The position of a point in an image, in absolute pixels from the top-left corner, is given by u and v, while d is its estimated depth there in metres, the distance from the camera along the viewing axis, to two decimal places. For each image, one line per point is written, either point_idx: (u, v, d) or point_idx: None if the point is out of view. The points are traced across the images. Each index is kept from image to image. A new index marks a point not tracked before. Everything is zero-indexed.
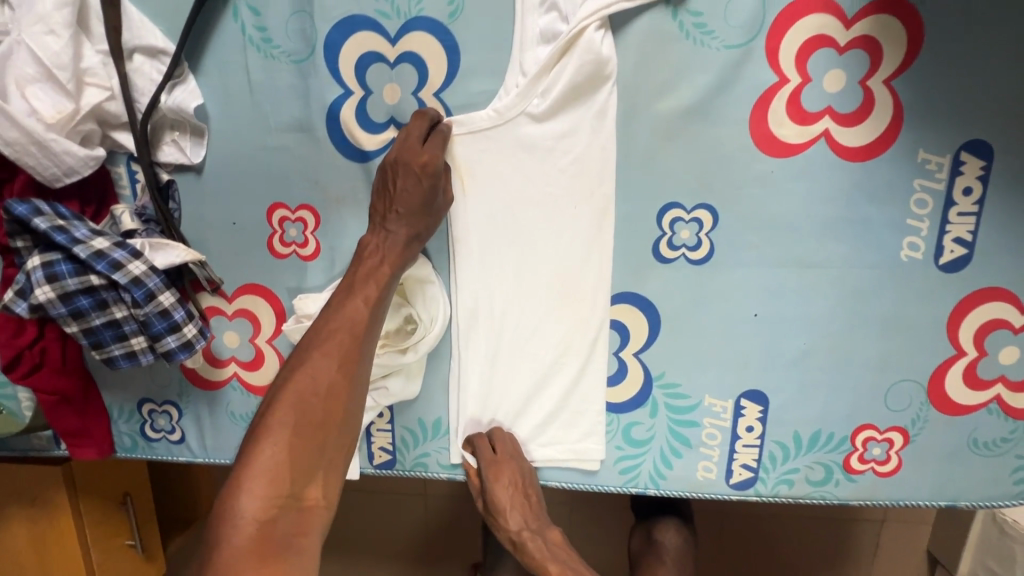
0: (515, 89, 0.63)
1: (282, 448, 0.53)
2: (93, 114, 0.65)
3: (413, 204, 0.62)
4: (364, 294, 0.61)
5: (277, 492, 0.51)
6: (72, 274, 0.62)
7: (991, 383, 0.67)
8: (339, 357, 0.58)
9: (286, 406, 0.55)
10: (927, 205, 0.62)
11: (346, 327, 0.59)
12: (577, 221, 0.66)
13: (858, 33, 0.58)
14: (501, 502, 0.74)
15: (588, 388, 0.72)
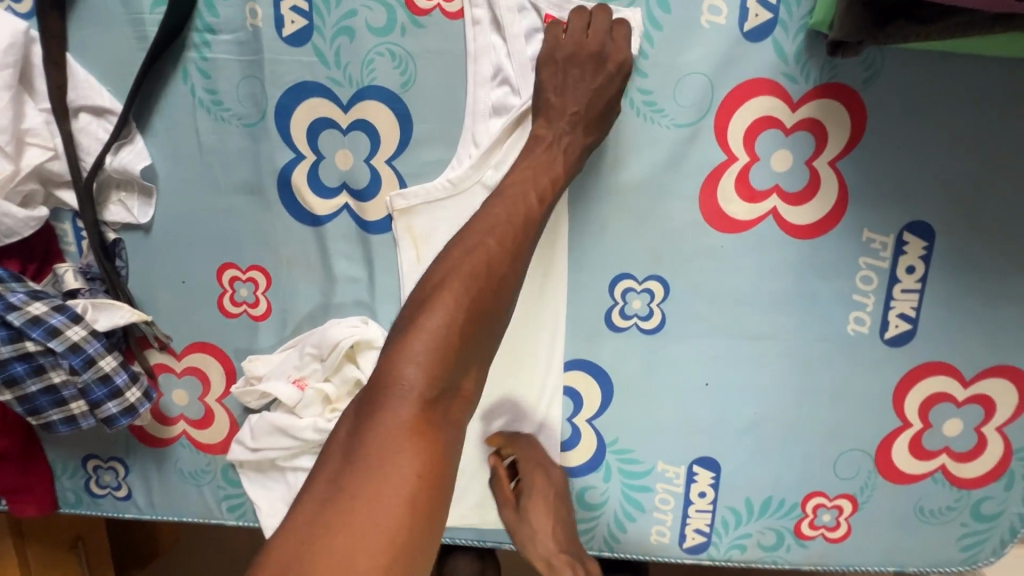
0: (468, 160, 0.62)
1: (451, 334, 0.44)
2: (36, 174, 0.63)
3: (570, 122, 0.57)
4: (534, 191, 0.54)
5: (444, 369, 0.43)
6: (6, 341, 0.60)
7: (935, 453, 0.68)
8: (505, 248, 0.49)
9: (448, 287, 0.46)
10: (873, 281, 0.63)
11: (510, 216, 0.51)
12: (532, 289, 0.66)
13: (804, 116, 0.59)
14: (538, 521, 0.69)
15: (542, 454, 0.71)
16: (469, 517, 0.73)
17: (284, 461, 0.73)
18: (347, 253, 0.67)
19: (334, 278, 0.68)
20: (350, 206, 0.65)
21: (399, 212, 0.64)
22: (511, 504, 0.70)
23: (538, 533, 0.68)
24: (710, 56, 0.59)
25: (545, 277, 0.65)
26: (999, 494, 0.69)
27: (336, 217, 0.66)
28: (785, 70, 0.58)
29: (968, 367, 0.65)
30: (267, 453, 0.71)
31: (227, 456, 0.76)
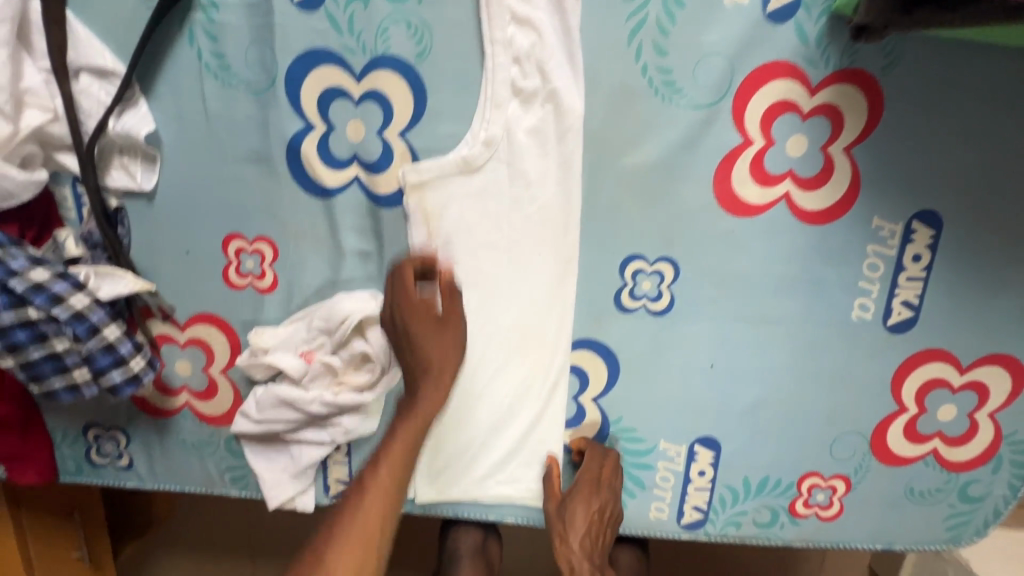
0: (483, 137, 0.62)
1: (369, 521, 0.53)
2: (35, 136, 0.61)
3: (434, 334, 0.59)
4: (444, 374, 0.60)
5: (366, 550, 0.51)
6: (7, 308, 0.58)
7: (928, 437, 0.70)
8: (412, 429, 0.58)
9: (366, 482, 0.54)
10: (879, 269, 0.64)
11: (416, 421, 0.58)
12: (541, 269, 0.66)
13: (822, 100, 0.59)
14: (575, 527, 0.68)
15: (545, 430, 0.72)
16: (476, 493, 0.74)
17: (289, 434, 0.73)
18: (356, 227, 0.66)
19: (342, 252, 0.67)
20: (360, 178, 0.64)
21: (411, 188, 0.64)
22: (556, 505, 0.70)
23: (573, 540, 0.67)
24: (731, 36, 0.58)
25: (556, 257, 0.66)
26: (986, 476, 0.72)
27: (346, 190, 0.65)
28: (806, 53, 0.58)
29: (966, 355, 0.67)
30: (272, 426, 0.71)
31: (231, 428, 0.75)
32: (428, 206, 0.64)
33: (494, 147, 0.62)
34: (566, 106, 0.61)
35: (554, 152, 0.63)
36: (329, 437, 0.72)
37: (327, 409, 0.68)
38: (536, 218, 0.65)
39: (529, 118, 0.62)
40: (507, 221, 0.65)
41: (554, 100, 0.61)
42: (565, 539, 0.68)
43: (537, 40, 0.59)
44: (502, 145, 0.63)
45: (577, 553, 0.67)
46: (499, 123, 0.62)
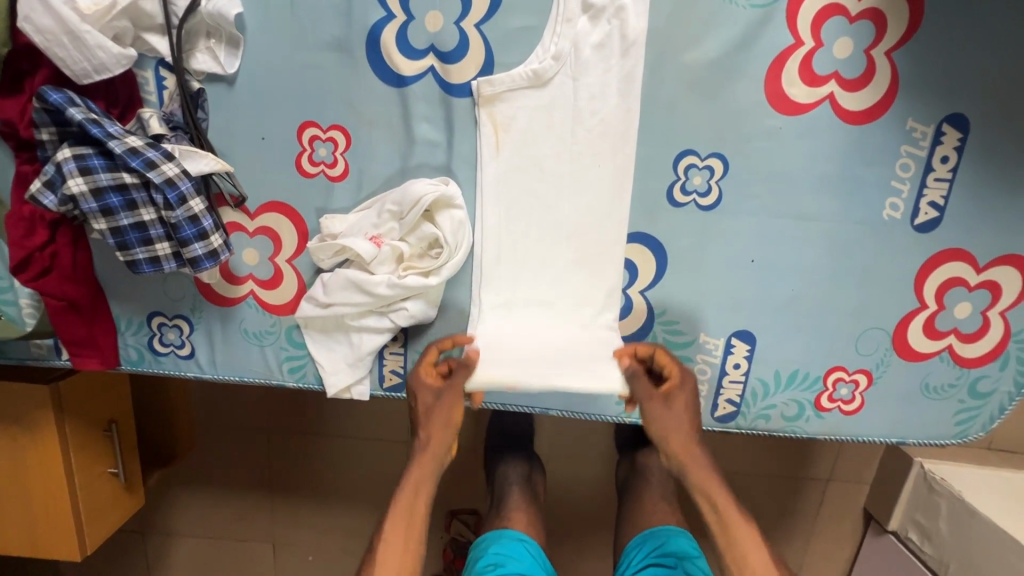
0: (552, 50, 0.67)
1: (401, 528, 0.72)
2: (128, 12, 0.64)
3: (447, 397, 0.75)
4: (451, 412, 0.76)
5: (406, 528, 0.72)
6: (104, 169, 0.63)
7: (945, 333, 0.77)
8: (431, 448, 0.77)
9: (409, 491, 0.74)
10: (910, 169, 0.70)
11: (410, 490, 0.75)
12: (597, 173, 0.71)
13: (868, 5, 0.65)
14: (676, 415, 0.75)
15: (599, 337, 0.78)
16: (552, 380, 0.74)
17: (352, 320, 0.77)
18: (428, 116, 0.70)
19: (413, 141, 0.71)
20: (435, 68, 0.68)
21: (483, 100, 0.69)
22: (649, 397, 0.75)
23: (671, 428, 0.75)
24: None
25: (616, 152, 0.71)
26: (995, 373, 0.78)
27: (421, 79, 0.69)
28: None
29: (984, 254, 0.73)
30: (337, 309, 0.75)
31: (295, 317, 0.79)
32: (498, 118, 0.70)
33: (563, 61, 0.68)
34: (632, 4, 0.66)
35: (618, 48, 0.67)
36: (390, 322, 0.76)
37: (394, 292, 0.72)
38: (599, 114, 0.70)
39: (595, 34, 0.68)
40: (570, 122, 0.70)
41: (620, 16, 0.66)
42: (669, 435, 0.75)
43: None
44: (570, 58, 0.68)
45: (681, 441, 0.75)
46: (568, 37, 0.67)
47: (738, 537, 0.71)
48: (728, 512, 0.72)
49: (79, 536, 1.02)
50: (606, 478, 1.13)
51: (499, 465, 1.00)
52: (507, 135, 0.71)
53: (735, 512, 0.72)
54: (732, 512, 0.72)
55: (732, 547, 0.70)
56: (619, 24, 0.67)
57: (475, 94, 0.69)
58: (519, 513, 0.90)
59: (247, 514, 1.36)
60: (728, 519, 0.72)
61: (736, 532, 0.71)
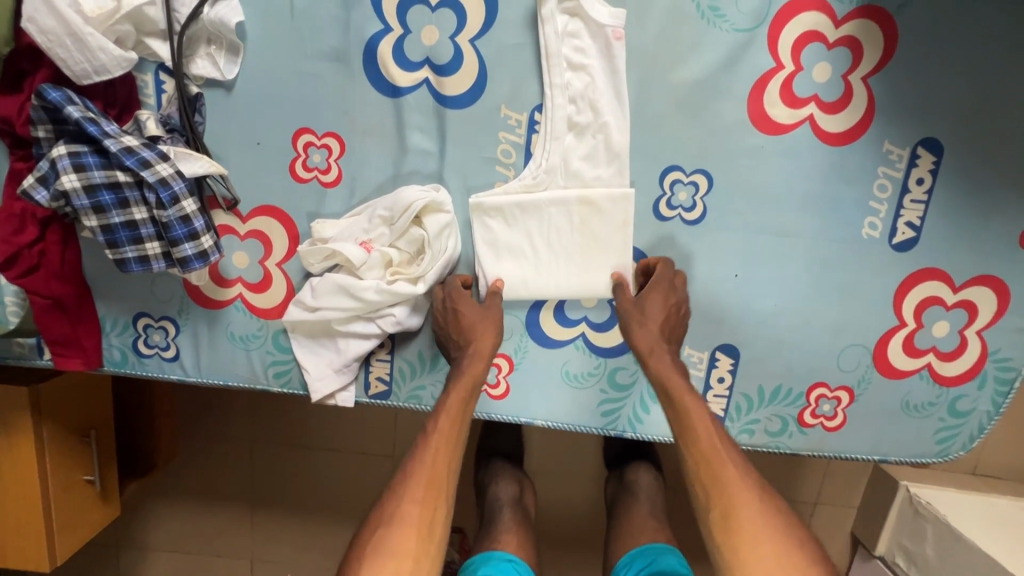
0: (544, 166, 0.72)
1: (423, 507, 0.64)
2: (132, 17, 0.66)
3: (453, 310, 0.74)
4: (486, 323, 0.74)
5: (431, 502, 0.64)
6: (99, 167, 0.64)
7: (924, 351, 0.78)
8: (450, 432, 0.68)
9: (432, 456, 0.66)
10: (888, 190, 0.72)
11: (457, 401, 0.70)
12: (584, 275, 0.75)
13: (846, 32, 0.68)
14: (654, 316, 0.74)
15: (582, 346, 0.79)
16: None
17: (340, 326, 0.77)
18: (421, 126, 0.72)
19: (405, 150, 0.73)
20: (430, 80, 0.70)
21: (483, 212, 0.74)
22: (630, 303, 0.74)
23: (649, 325, 0.73)
24: None
25: (604, 234, 0.74)
26: (973, 392, 0.80)
27: (415, 90, 0.71)
28: None
29: (960, 274, 0.75)
30: (325, 313, 0.75)
31: (281, 321, 0.79)
32: (490, 222, 0.74)
33: (553, 174, 0.72)
34: (614, 120, 0.70)
35: (605, 157, 0.72)
36: (378, 328, 0.76)
37: (382, 298, 0.73)
38: (587, 215, 0.73)
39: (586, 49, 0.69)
40: (563, 225, 0.74)
41: (603, 133, 0.71)
42: (676, 394, 0.70)
43: (590, 80, 0.70)
44: (559, 171, 0.72)
45: (647, 339, 0.73)
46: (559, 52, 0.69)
47: (736, 516, 0.62)
48: (730, 490, 0.64)
49: (49, 545, 0.98)
50: (595, 496, 1.12)
51: (490, 485, 0.99)
52: (495, 246, 0.75)
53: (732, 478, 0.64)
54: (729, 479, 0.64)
55: (728, 517, 0.62)
56: (604, 137, 0.71)
57: (471, 206, 0.74)
58: (511, 535, 0.89)
59: (227, 528, 1.32)
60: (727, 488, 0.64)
61: (749, 513, 0.62)
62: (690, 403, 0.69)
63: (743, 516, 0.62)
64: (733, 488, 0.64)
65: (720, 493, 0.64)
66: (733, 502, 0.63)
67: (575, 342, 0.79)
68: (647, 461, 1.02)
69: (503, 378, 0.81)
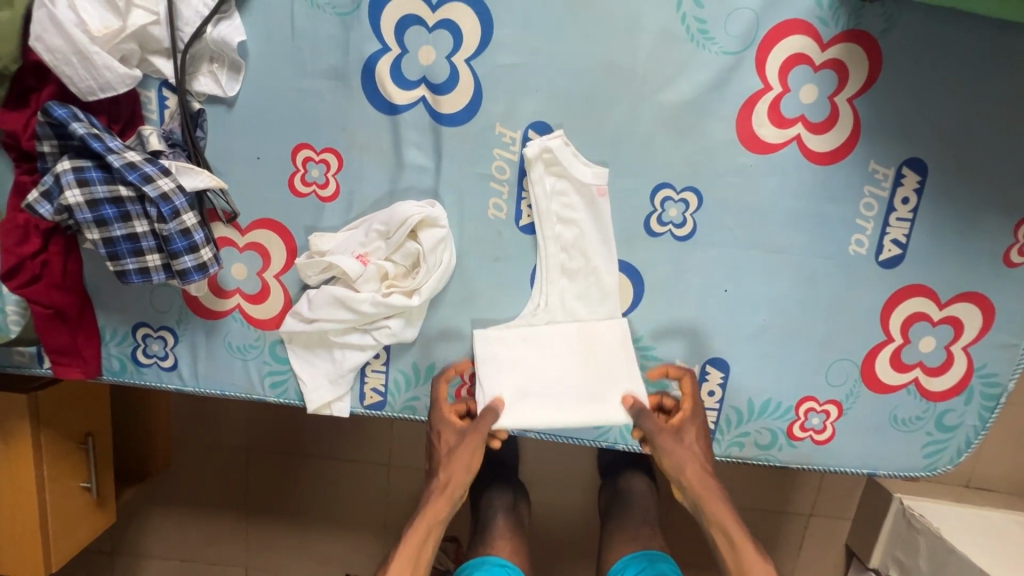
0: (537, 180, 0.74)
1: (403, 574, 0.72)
2: (136, 36, 0.68)
3: (467, 442, 0.76)
4: (466, 457, 0.76)
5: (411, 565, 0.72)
6: (101, 182, 0.65)
7: (911, 367, 0.79)
8: (416, 543, 0.73)
9: (420, 530, 0.74)
10: (873, 209, 0.74)
11: (452, 485, 0.75)
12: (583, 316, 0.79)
13: (832, 55, 0.70)
14: (688, 441, 0.77)
15: None
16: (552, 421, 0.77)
17: (335, 337, 0.78)
18: (417, 143, 0.74)
19: (402, 166, 0.74)
20: (426, 98, 0.72)
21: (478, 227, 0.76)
22: (665, 431, 0.77)
23: (688, 464, 0.76)
24: None
25: (603, 360, 0.78)
26: (960, 407, 0.81)
27: (412, 108, 0.73)
28: (819, 14, 0.69)
29: (945, 291, 0.76)
30: (321, 325, 0.76)
31: (278, 331, 0.80)
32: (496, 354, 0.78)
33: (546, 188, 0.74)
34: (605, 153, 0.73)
35: (597, 295, 0.78)
36: (373, 340, 0.78)
37: (377, 310, 0.75)
38: (587, 346, 0.79)
39: (578, 71, 0.71)
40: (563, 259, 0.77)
41: (595, 276, 0.77)
42: (731, 532, 0.73)
43: (583, 99, 0.72)
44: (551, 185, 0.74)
45: (693, 472, 0.76)
46: (552, 72, 0.71)
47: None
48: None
49: (45, 552, 0.99)
50: (589, 504, 1.13)
51: (484, 492, 0.99)
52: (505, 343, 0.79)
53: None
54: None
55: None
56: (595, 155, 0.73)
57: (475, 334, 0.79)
58: (505, 542, 0.90)
59: (219, 537, 1.33)
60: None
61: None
62: (744, 542, 0.73)
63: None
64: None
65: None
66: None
67: None
68: (641, 469, 1.02)
69: None
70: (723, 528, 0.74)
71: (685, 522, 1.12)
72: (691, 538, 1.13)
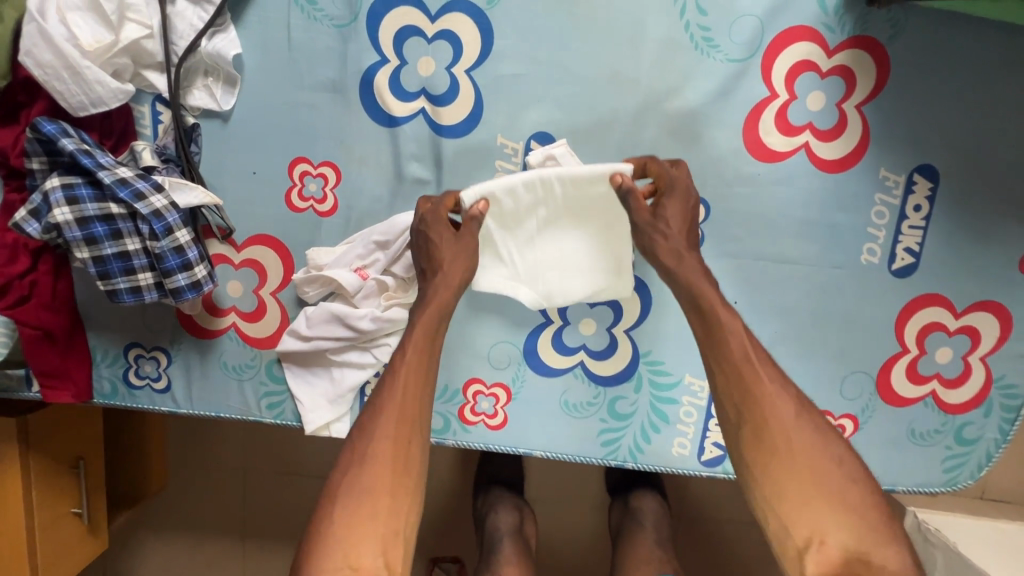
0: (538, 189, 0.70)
1: (389, 455, 0.58)
2: (129, 50, 0.66)
3: (440, 230, 0.66)
4: (456, 261, 0.65)
5: (402, 443, 0.58)
6: (92, 199, 0.63)
7: (927, 378, 0.77)
8: (398, 418, 0.59)
9: (397, 403, 0.59)
10: (885, 217, 0.72)
11: (422, 335, 0.62)
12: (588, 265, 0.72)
13: (839, 62, 0.68)
14: (673, 225, 0.64)
15: (581, 375, 0.78)
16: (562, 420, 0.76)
17: (334, 355, 0.76)
18: (417, 156, 0.72)
19: (402, 179, 0.73)
20: (426, 110, 0.71)
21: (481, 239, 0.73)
22: (646, 217, 0.64)
23: (699, 283, 0.62)
24: (762, 3, 0.67)
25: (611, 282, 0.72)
26: (979, 420, 0.78)
27: (412, 120, 0.71)
28: (825, 20, 0.67)
29: (961, 300, 0.74)
30: (319, 343, 0.74)
31: (275, 351, 0.78)
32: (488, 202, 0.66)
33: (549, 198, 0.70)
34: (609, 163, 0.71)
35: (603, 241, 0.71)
36: (373, 358, 0.75)
37: (376, 326, 0.72)
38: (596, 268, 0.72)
39: (581, 80, 0.69)
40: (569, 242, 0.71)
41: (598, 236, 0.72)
42: (739, 367, 0.60)
43: (586, 108, 0.70)
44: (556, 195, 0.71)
45: (710, 292, 0.62)
46: (554, 83, 0.70)
47: (820, 510, 0.55)
48: (836, 516, 0.55)
49: None
50: (597, 525, 1.09)
51: (490, 513, 0.96)
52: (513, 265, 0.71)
53: (824, 444, 0.58)
54: (821, 453, 0.57)
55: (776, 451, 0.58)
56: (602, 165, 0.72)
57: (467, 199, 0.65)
58: (512, 566, 0.86)
59: (215, 563, 1.29)
60: (837, 487, 0.56)
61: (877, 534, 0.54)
62: (772, 402, 0.59)
63: (792, 488, 0.56)
64: (815, 473, 0.56)
65: (827, 490, 0.56)
66: (809, 503, 0.56)
67: (573, 371, 0.78)
68: (652, 488, 0.99)
69: (501, 408, 0.79)
70: (738, 395, 0.60)
71: (697, 543, 1.08)
72: (702, 559, 1.09)
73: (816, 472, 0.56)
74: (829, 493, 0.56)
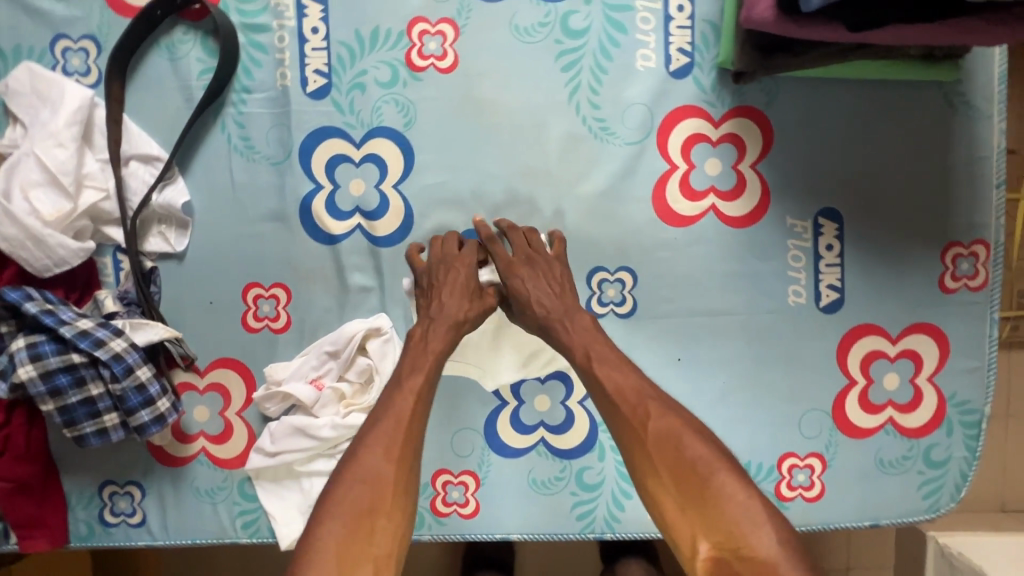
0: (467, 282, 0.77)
1: (377, 467, 0.59)
2: (89, 212, 0.74)
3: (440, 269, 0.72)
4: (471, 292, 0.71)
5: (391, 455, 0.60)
6: (55, 353, 0.68)
7: (882, 407, 0.78)
8: (392, 432, 0.61)
9: (393, 413, 0.63)
10: (802, 259, 0.77)
11: (436, 338, 0.68)
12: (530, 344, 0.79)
13: (725, 130, 0.76)
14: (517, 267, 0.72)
15: (545, 451, 0.79)
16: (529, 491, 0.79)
17: (301, 466, 0.77)
18: (359, 266, 0.78)
19: (347, 289, 0.78)
20: (362, 225, 0.77)
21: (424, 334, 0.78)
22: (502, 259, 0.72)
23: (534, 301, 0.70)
24: (647, 91, 0.75)
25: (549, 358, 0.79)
26: (944, 440, 0.79)
27: (350, 236, 0.77)
28: (705, 98, 0.75)
29: (894, 326, 0.77)
30: (285, 457, 0.76)
31: (244, 469, 0.79)
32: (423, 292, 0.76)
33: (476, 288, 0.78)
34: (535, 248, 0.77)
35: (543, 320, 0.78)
36: None
37: (337, 433, 0.75)
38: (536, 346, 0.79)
39: (498, 180, 0.76)
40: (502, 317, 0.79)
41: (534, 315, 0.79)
42: (614, 393, 0.64)
43: (507, 203, 0.77)
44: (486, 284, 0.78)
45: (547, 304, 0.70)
46: (474, 185, 0.76)
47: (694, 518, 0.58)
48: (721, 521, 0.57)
49: None
50: None
51: None
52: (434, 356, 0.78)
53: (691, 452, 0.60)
54: (689, 457, 0.60)
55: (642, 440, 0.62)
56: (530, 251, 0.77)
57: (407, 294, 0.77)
58: None
59: None
60: (711, 492, 0.58)
61: (748, 531, 0.55)
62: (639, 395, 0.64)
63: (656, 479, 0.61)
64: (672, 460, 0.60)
65: (699, 497, 0.58)
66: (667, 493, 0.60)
67: (536, 448, 0.79)
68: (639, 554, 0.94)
69: (472, 496, 0.79)
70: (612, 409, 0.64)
71: None
72: None
73: (681, 464, 0.60)
74: (696, 497, 0.58)
